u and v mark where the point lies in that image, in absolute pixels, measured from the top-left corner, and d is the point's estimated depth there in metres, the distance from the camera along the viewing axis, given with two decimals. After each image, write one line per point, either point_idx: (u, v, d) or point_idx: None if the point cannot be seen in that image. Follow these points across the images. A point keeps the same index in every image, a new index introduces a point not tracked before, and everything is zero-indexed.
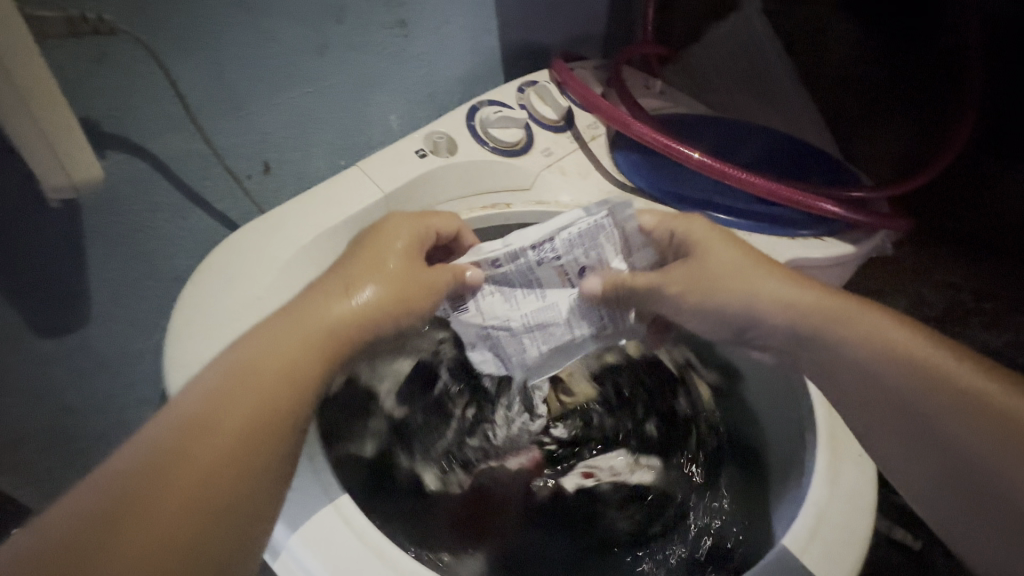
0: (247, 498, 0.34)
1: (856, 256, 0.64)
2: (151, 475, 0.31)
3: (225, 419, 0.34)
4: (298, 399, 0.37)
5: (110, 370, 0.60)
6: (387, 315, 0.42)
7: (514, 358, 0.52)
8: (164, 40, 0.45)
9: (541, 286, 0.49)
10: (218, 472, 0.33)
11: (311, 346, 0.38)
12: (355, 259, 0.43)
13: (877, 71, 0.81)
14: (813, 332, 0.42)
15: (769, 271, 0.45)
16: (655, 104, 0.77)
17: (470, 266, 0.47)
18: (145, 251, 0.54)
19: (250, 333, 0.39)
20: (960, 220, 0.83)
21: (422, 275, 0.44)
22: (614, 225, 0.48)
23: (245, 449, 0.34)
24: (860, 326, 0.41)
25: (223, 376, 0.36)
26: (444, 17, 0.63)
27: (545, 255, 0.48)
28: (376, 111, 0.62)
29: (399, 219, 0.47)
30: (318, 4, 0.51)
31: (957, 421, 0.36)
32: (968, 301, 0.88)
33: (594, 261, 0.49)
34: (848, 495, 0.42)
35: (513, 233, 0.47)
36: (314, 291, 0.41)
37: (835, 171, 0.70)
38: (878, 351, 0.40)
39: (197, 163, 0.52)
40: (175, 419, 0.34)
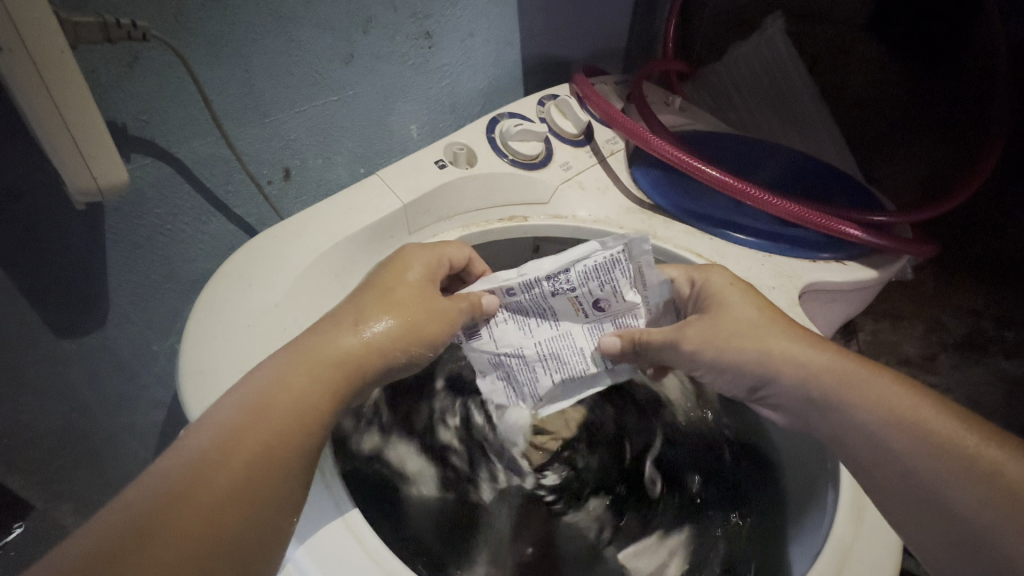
0: (260, 530, 0.33)
1: (878, 281, 0.63)
2: (167, 505, 0.31)
3: (239, 449, 0.34)
4: (310, 430, 0.36)
5: (123, 371, 0.60)
6: (397, 347, 0.42)
7: (526, 387, 0.51)
8: (194, 46, 0.45)
9: (555, 316, 0.51)
10: (230, 502, 0.32)
11: (321, 379, 0.38)
12: (365, 293, 0.43)
13: (902, 93, 0.81)
14: (828, 399, 0.40)
15: (783, 330, 0.44)
16: (676, 120, 0.77)
17: (485, 292, 0.49)
18: (165, 255, 0.54)
19: (262, 366, 0.38)
20: (989, 244, 0.81)
21: (437, 304, 0.45)
22: (631, 258, 0.48)
23: (258, 478, 0.34)
24: (870, 391, 0.38)
25: (233, 413, 0.35)
26: (468, 30, 0.63)
27: (560, 286, 0.49)
28: (397, 120, 0.63)
29: (414, 248, 0.48)
30: (347, 13, 0.52)
31: (966, 488, 0.33)
32: (989, 328, 0.85)
33: (608, 293, 0.49)
34: (875, 533, 0.40)
35: (528, 265, 0.49)
36: (327, 322, 0.41)
37: (858, 195, 0.69)
38: (894, 404, 0.38)
39: (219, 168, 0.52)
40: (185, 449, 0.33)
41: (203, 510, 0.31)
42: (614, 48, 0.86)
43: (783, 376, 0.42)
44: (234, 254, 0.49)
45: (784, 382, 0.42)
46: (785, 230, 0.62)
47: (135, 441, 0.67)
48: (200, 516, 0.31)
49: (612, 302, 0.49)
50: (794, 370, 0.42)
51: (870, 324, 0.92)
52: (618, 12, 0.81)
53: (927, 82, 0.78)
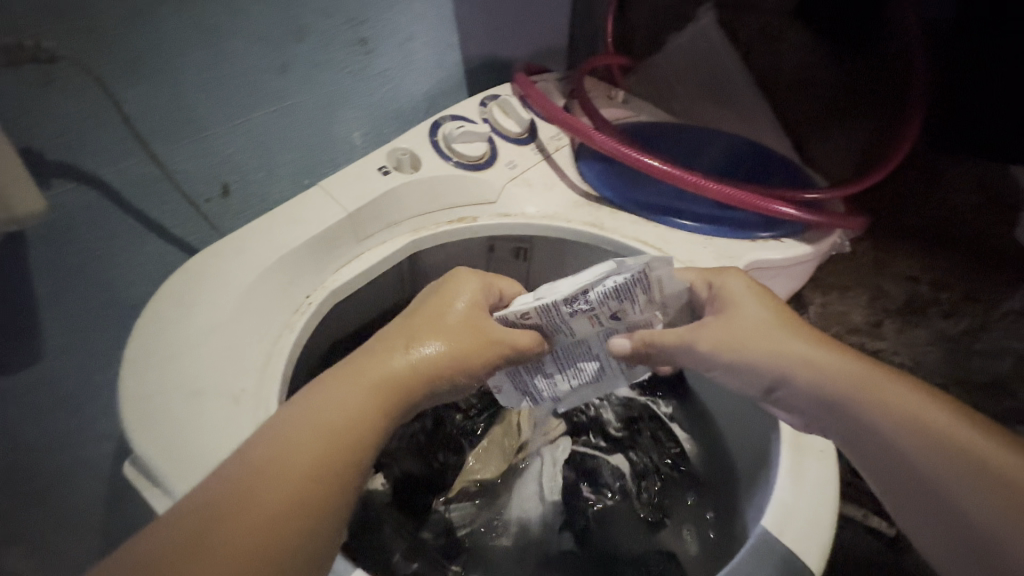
0: (310, 551, 0.33)
1: (813, 255, 0.66)
2: (220, 517, 0.31)
3: (295, 464, 0.34)
4: (357, 445, 0.36)
5: (67, 404, 0.58)
6: (446, 372, 0.42)
7: (545, 396, 0.51)
8: (111, 66, 0.44)
9: (571, 329, 0.46)
10: (288, 518, 0.32)
11: (372, 400, 0.38)
12: (415, 316, 0.44)
13: (829, 75, 0.83)
14: (840, 400, 0.40)
15: (793, 332, 0.44)
16: (618, 114, 0.80)
17: (503, 316, 0.46)
18: (100, 278, 0.53)
19: (312, 388, 0.38)
20: (920, 211, 0.81)
21: (486, 331, 0.44)
22: (654, 276, 0.42)
23: (308, 497, 0.33)
24: (888, 398, 0.38)
25: (288, 425, 0.36)
26: (407, 34, 0.63)
27: (579, 308, 0.44)
28: (341, 127, 0.62)
29: (465, 273, 0.48)
30: (276, 22, 0.51)
31: (970, 487, 0.34)
32: (926, 292, 0.82)
33: (629, 307, 0.44)
34: (814, 492, 0.43)
35: (545, 287, 0.45)
36: (377, 343, 0.42)
37: (794, 175, 0.72)
38: (912, 406, 0.38)
39: (153, 189, 0.51)
40: (244, 459, 0.34)
41: (261, 524, 0.31)
42: (556, 45, 0.87)
43: (808, 377, 0.42)
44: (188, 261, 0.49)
45: (798, 383, 0.42)
46: (725, 213, 0.65)
47: (87, 477, 0.64)
48: (258, 530, 0.31)
49: (630, 313, 0.45)
50: (819, 366, 0.41)
51: (820, 298, 0.90)
52: (556, 9, 0.83)
53: (856, 60, 0.80)
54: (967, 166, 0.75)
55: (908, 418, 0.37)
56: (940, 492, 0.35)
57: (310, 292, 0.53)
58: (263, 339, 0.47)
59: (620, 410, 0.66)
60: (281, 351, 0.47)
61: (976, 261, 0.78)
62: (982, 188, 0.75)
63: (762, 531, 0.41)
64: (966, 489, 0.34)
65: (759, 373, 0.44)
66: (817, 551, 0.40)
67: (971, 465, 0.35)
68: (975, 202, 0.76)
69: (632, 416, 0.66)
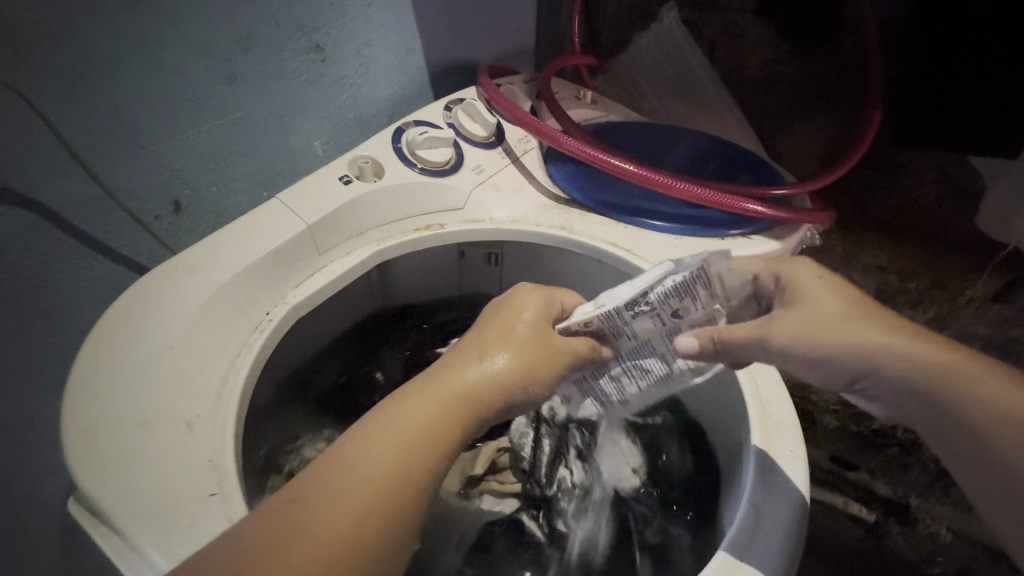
0: (392, 543, 0.35)
1: (784, 251, 0.66)
2: (314, 501, 0.35)
3: (378, 467, 0.36)
4: (435, 454, 0.38)
5: (9, 438, 0.55)
6: (518, 384, 0.43)
7: (614, 397, 0.51)
8: (39, 82, 0.42)
9: (633, 330, 0.46)
10: (369, 519, 0.35)
11: (449, 408, 0.40)
12: (488, 331, 0.46)
13: (790, 72, 0.84)
14: (930, 390, 0.37)
15: (875, 320, 0.41)
16: (586, 114, 0.79)
17: (572, 326, 0.47)
18: (41, 304, 0.50)
19: (393, 398, 0.41)
20: (886, 203, 0.80)
21: (554, 344, 0.46)
22: (711, 271, 0.41)
23: (389, 491, 0.36)
24: (979, 390, 0.36)
25: (373, 427, 0.38)
26: (365, 40, 0.62)
27: (641, 310, 0.44)
28: (299, 137, 0.61)
29: (525, 288, 0.50)
30: (223, 31, 0.49)
31: None
32: (894, 282, 0.83)
33: (692, 306, 0.43)
34: (785, 492, 0.43)
35: (603, 294, 0.46)
36: (453, 357, 0.44)
37: (761, 171, 0.73)
38: (1009, 398, 0.35)
39: (97, 209, 0.49)
40: (336, 457, 0.37)
41: (344, 521, 0.34)
42: (522, 46, 0.87)
43: (897, 367, 0.39)
44: (139, 281, 0.47)
45: (887, 373, 0.39)
46: (695, 212, 0.65)
47: (37, 514, 0.61)
48: (341, 528, 0.34)
49: (691, 311, 0.43)
50: (905, 354, 0.38)
51: None
52: (519, 11, 0.82)
53: (816, 58, 0.81)
54: (927, 158, 0.75)
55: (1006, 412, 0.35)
56: None
57: (271, 309, 0.51)
58: (220, 360, 0.45)
59: (604, 506, 0.56)
60: (238, 372, 0.46)
61: (949, 252, 0.78)
62: (945, 179, 0.75)
63: (755, 458, 0.45)
64: None
65: (839, 366, 0.40)
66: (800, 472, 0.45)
67: None
68: (939, 194, 0.76)
69: (615, 524, 0.55)
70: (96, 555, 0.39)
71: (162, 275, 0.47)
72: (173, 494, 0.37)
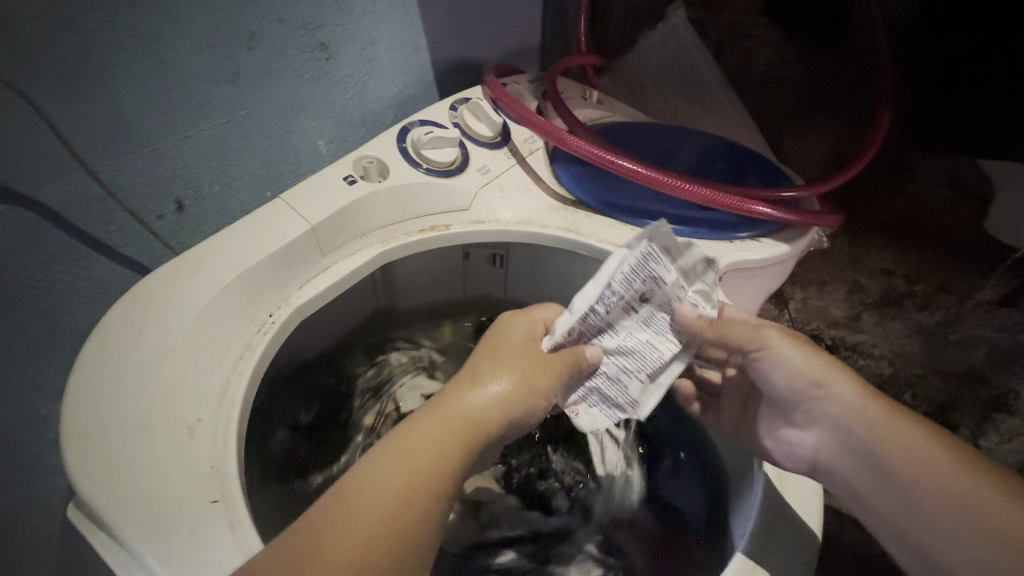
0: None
1: (793, 253, 0.66)
2: (320, 542, 0.33)
3: (383, 494, 0.35)
4: (440, 479, 0.37)
5: (6, 440, 0.54)
6: (519, 406, 0.42)
7: (621, 399, 0.50)
8: (39, 80, 0.41)
9: (612, 326, 0.49)
10: (375, 549, 0.34)
11: (452, 436, 0.39)
12: (485, 355, 0.45)
13: (799, 72, 0.82)
14: (870, 437, 0.44)
15: (827, 364, 0.46)
16: (593, 114, 0.79)
17: (548, 340, 0.47)
18: (40, 305, 0.49)
19: (397, 428, 0.39)
20: (893, 205, 0.79)
21: (545, 358, 0.45)
22: (659, 245, 0.48)
23: (397, 526, 0.35)
24: (910, 445, 0.43)
25: (376, 460, 0.37)
26: (369, 37, 0.61)
27: (610, 301, 0.48)
28: (303, 136, 0.60)
29: (512, 315, 0.49)
30: (225, 27, 0.49)
31: (948, 506, 0.40)
32: (901, 286, 0.82)
33: (652, 287, 0.48)
34: (794, 514, 0.43)
35: (574, 299, 0.48)
36: (451, 383, 0.43)
37: (770, 173, 0.72)
38: (925, 454, 0.42)
39: (97, 209, 0.48)
40: (340, 493, 0.36)
41: (352, 553, 0.33)
42: (528, 45, 0.86)
43: (854, 408, 0.45)
44: (139, 284, 0.47)
45: (837, 406, 0.45)
46: (702, 214, 0.64)
47: (36, 516, 0.60)
48: (348, 560, 0.33)
49: (656, 293, 0.49)
50: (862, 409, 0.45)
51: (799, 293, 0.90)
52: (525, 9, 0.81)
53: (825, 59, 0.80)
54: (936, 160, 0.74)
55: (932, 467, 0.41)
56: (915, 509, 0.42)
57: (274, 310, 0.50)
58: (222, 363, 0.45)
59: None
60: (240, 375, 0.45)
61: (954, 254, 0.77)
62: (952, 180, 0.74)
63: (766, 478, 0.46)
64: (938, 513, 0.40)
65: (801, 375, 0.46)
66: (814, 509, 0.44)
67: (961, 507, 0.40)
68: (947, 196, 0.75)
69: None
70: (95, 562, 0.39)
71: (161, 278, 0.47)
72: (175, 502, 0.36)
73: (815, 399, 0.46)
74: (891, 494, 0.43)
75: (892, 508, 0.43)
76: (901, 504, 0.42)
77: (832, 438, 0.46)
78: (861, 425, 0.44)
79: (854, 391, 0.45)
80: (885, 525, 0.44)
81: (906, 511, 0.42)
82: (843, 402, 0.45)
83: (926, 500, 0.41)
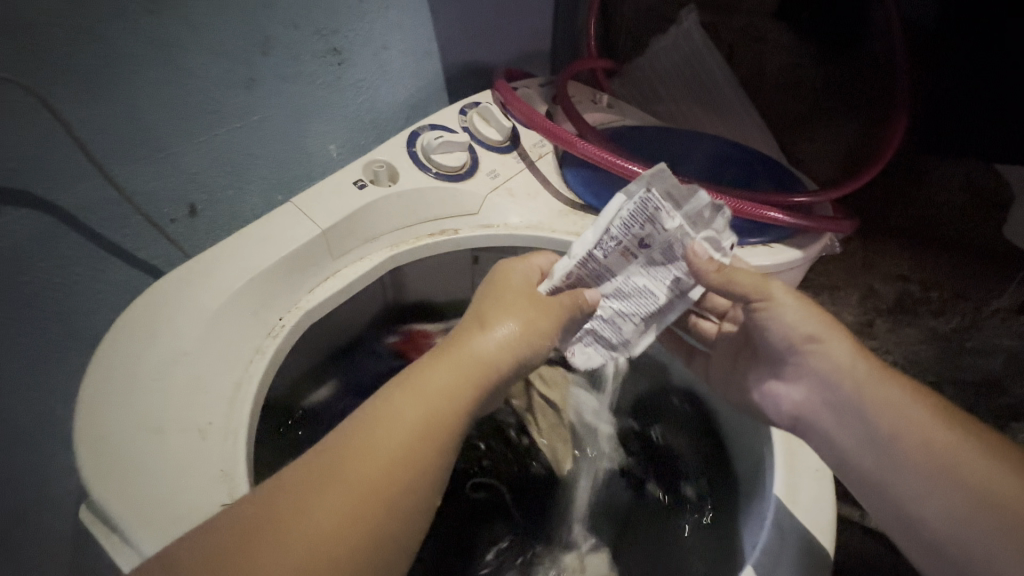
0: (417, 497, 0.35)
1: (805, 259, 0.65)
2: (335, 467, 0.34)
3: (396, 424, 0.36)
4: (451, 414, 0.38)
5: (19, 440, 0.55)
6: (525, 349, 0.42)
7: (617, 340, 0.51)
8: (59, 88, 0.42)
9: (610, 271, 0.48)
10: (385, 480, 0.34)
11: (462, 375, 0.39)
12: (491, 300, 0.44)
13: (813, 75, 0.82)
14: (849, 397, 0.43)
15: (820, 320, 0.46)
16: (604, 118, 0.78)
17: (544, 281, 0.47)
18: (56, 307, 0.50)
19: (412, 366, 0.40)
20: (907, 211, 0.78)
21: (545, 300, 0.45)
22: (659, 191, 0.45)
23: (410, 454, 0.36)
24: (894, 405, 0.41)
25: (388, 395, 0.38)
26: (382, 43, 0.61)
27: (607, 247, 0.46)
28: (315, 140, 0.61)
29: (511, 262, 0.48)
30: (242, 34, 0.49)
31: (929, 463, 0.39)
32: (916, 291, 0.79)
33: (652, 233, 0.46)
34: (804, 532, 0.42)
35: (572, 244, 0.47)
36: (460, 328, 0.43)
37: (784, 177, 0.71)
38: (903, 413, 0.41)
39: (112, 212, 0.49)
40: (354, 423, 0.37)
41: (368, 477, 0.34)
42: (539, 49, 0.86)
43: (837, 370, 0.44)
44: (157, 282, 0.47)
45: (823, 364, 0.45)
46: None
47: (50, 515, 0.61)
48: (359, 487, 0.34)
49: (657, 238, 0.46)
50: (848, 368, 0.44)
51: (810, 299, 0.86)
52: (536, 14, 0.82)
53: (838, 63, 0.80)
54: (952, 164, 0.73)
55: (916, 425, 0.40)
56: (900, 465, 0.40)
57: (283, 315, 0.50)
58: (233, 367, 0.45)
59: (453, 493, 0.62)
60: (251, 378, 0.45)
61: (970, 258, 0.75)
62: (968, 185, 0.73)
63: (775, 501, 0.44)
64: (921, 468, 0.39)
65: (793, 330, 0.46)
66: (827, 523, 0.43)
67: (947, 465, 0.38)
68: (964, 201, 0.74)
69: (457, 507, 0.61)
70: (103, 560, 0.39)
71: (175, 280, 0.47)
72: (186, 506, 0.36)
73: (804, 355, 0.46)
74: (872, 452, 0.42)
75: (871, 465, 0.42)
76: (884, 461, 0.41)
77: (817, 393, 0.46)
78: (849, 382, 0.44)
79: (848, 350, 0.44)
80: (869, 482, 0.43)
81: (889, 468, 0.41)
82: (833, 360, 0.44)
83: (906, 461, 0.40)
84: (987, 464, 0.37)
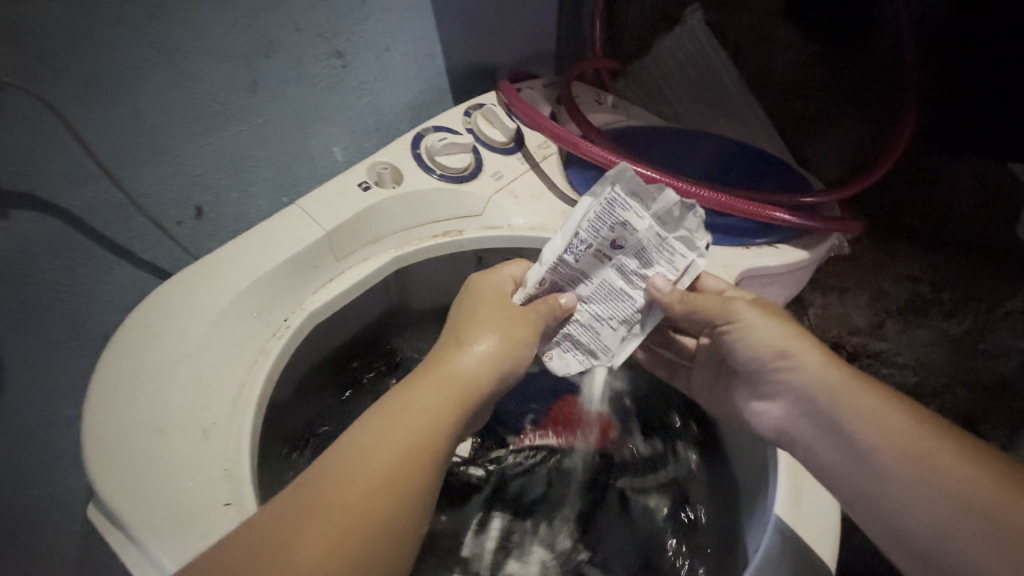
0: (407, 516, 0.37)
1: (812, 260, 0.64)
2: (327, 493, 0.35)
3: (383, 448, 0.37)
4: (436, 434, 0.39)
5: (27, 439, 0.55)
6: (504, 363, 0.44)
7: (598, 347, 0.51)
8: (63, 92, 0.42)
9: (585, 275, 0.50)
10: (376, 503, 0.35)
11: (443, 397, 0.40)
12: (468, 317, 0.46)
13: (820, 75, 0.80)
14: (827, 407, 0.43)
15: (797, 334, 0.46)
16: (608, 119, 0.78)
17: (520, 290, 0.49)
18: (63, 308, 0.51)
19: (391, 391, 0.41)
20: (915, 212, 0.77)
21: (520, 313, 0.47)
22: (625, 191, 0.46)
23: (398, 476, 0.37)
24: (873, 417, 0.41)
25: (371, 420, 0.39)
26: (385, 45, 0.62)
27: (578, 250, 0.48)
28: (319, 143, 0.61)
29: (480, 275, 0.50)
30: (245, 37, 0.50)
31: (912, 471, 0.38)
32: (928, 294, 0.79)
33: (621, 233, 0.47)
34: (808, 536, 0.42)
35: (545, 250, 0.49)
36: (439, 350, 0.44)
37: (790, 178, 0.71)
38: (882, 424, 0.41)
39: (117, 215, 0.50)
40: (342, 450, 0.37)
41: (360, 501, 0.35)
42: (543, 50, 0.86)
43: (816, 384, 0.44)
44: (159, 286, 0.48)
45: (800, 378, 0.45)
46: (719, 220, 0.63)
47: (59, 513, 0.62)
48: (352, 511, 0.35)
49: (627, 239, 0.47)
50: (822, 378, 0.44)
51: (819, 299, 0.87)
52: (540, 16, 0.81)
53: (844, 65, 0.78)
54: (962, 165, 0.71)
55: (898, 434, 0.40)
56: (882, 476, 0.40)
57: (287, 315, 0.50)
58: (236, 367, 0.45)
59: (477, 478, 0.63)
60: (255, 378, 0.46)
61: (974, 259, 0.75)
62: (981, 187, 0.71)
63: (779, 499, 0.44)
64: (907, 476, 0.39)
65: (765, 345, 0.47)
66: (830, 528, 0.43)
67: (931, 473, 0.38)
68: (977, 201, 0.72)
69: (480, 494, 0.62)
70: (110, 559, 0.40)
71: (178, 280, 0.48)
72: (188, 507, 0.37)
73: (781, 369, 0.46)
74: (848, 466, 0.42)
75: (854, 481, 0.42)
76: (868, 474, 0.41)
77: (795, 408, 0.45)
78: (826, 395, 0.43)
79: (817, 361, 0.45)
80: (851, 497, 0.42)
81: (873, 482, 0.40)
82: (808, 373, 0.45)
83: (887, 468, 0.40)
84: (971, 470, 0.37)
